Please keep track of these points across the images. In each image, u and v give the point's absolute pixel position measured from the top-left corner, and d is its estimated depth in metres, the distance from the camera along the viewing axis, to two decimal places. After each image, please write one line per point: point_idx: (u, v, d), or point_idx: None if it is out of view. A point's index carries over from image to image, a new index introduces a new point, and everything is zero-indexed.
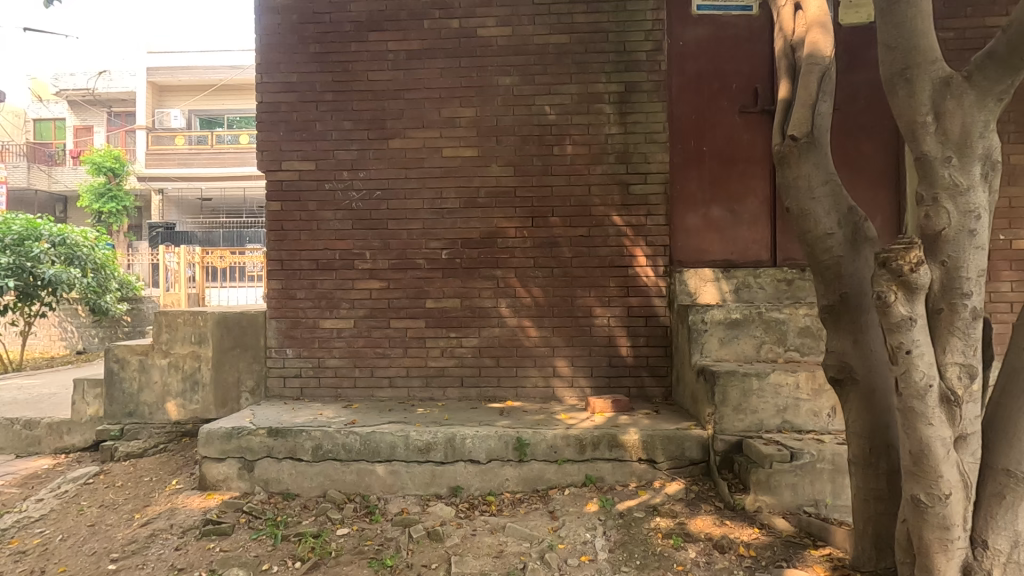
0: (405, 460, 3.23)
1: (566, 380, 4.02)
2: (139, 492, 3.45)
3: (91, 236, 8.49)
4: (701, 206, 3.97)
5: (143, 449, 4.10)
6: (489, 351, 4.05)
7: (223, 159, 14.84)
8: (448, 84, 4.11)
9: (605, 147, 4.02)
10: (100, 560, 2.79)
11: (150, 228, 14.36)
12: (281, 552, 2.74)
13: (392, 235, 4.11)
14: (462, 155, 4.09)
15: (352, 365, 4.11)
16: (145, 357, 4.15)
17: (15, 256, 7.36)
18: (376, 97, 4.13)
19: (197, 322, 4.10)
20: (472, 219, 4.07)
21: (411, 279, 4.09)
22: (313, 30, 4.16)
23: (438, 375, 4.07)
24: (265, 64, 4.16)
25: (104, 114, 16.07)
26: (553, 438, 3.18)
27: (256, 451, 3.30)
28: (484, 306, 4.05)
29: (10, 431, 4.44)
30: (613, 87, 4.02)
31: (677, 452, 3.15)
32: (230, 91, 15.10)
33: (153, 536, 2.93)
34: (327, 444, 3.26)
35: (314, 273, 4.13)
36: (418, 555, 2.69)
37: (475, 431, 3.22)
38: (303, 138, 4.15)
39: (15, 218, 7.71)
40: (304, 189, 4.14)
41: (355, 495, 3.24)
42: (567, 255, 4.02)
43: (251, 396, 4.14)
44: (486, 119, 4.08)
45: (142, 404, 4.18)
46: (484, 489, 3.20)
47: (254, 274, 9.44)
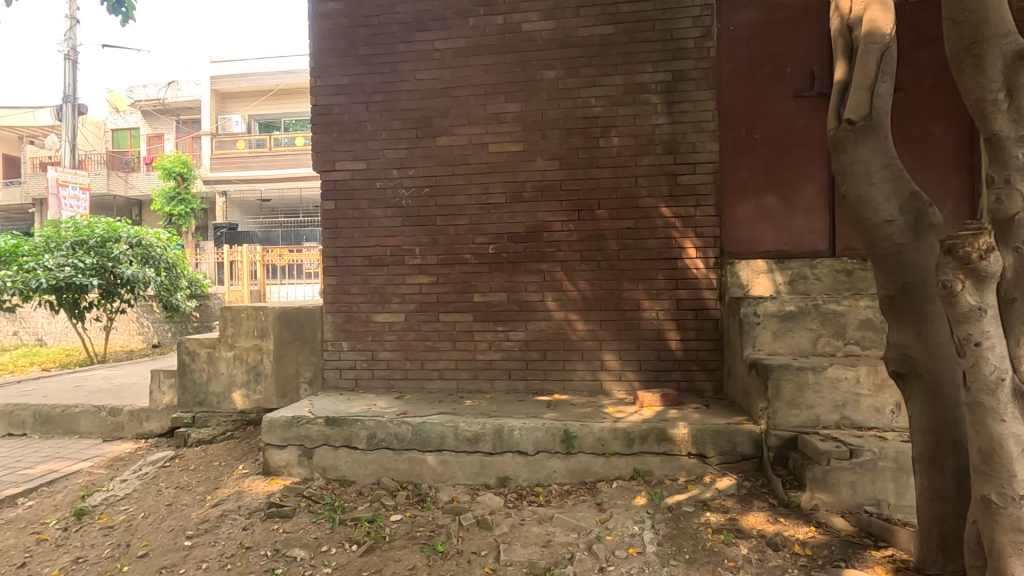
0: (455, 450, 3.31)
1: (613, 374, 4.00)
2: (210, 476, 3.69)
3: (164, 236, 9.05)
4: (753, 195, 3.85)
5: (212, 436, 4.40)
6: (536, 344, 4.08)
7: (280, 161, 15.58)
8: (494, 81, 4.15)
9: (651, 138, 3.96)
10: (177, 536, 3.00)
11: (216, 228, 15.27)
12: (339, 535, 2.87)
13: (440, 231, 4.20)
14: (508, 151, 4.12)
15: (403, 357, 4.24)
16: (212, 350, 4.43)
17: (98, 256, 8.03)
18: (423, 96, 4.23)
19: (259, 317, 4.33)
20: (518, 214, 4.10)
21: (459, 274, 4.16)
22: (362, 33, 4.29)
23: (485, 368, 4.14)
24: (317, 68, 4.33)
25: (173, 122, 17.17)
26: (600, 431, 3.19)
27: (314, 439, 3.47)
28: (530, 300, 4.09)
29: (96, 418, 4.83)
30: (659, 76, 3.95)
31: (728, 447, 3.09)
32: (287, 95, 15.81)
33: (223, 516, 3.13)
34: (381, 434, 3.39)
35: (367, 269, 4.28)
36: (468, 542, 2.75)
37: (522, 422, 3.27)
38: (354, 139, 4.30)
39: (98, 221, 8.33)
40: (355, 187, 4.29)
41: (407, 483, 3.35)
42: (613, 248, 3.99)
43: (309, 387, 4.36)
44: (532, 113, 4.10)
45: (210, 394, 4.47)
46: (532, 480, 3.25)
47: (311, 271, 9.88)
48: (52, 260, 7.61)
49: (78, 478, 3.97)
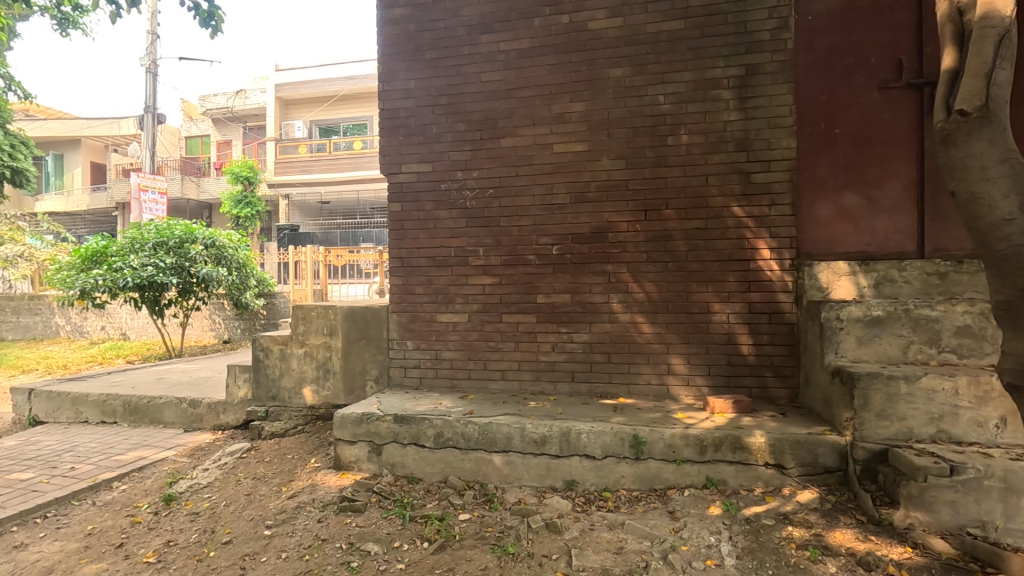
0: (521, 452, 3.30)
1: (681, 378, 3.89)
2: (284, 468, 3.84)
3: (235, 237, 9.51)
4: (832, 194, 3.66)
5: (285, 429, 4.59)
6: (600, 346, 4.03)
7: (339, 165, 16.17)
8: (558, 81, 4.12)
9: (723, 135, 3.83)
10: (257, 525, 3.13)
11: (279, 230, 15.99)
12: (410, 532, 2.92)
13: (503, 232, 4.20)
14: (572, 151, 4.09)
15: (466, 357, 4.27)
16: (284, 347, 4.63)
17: (177, 257, 8.54)
18: (487, 98, 4.25)
19: (328, 315, 4.49)
20: (583, 214, 4.06)
21: (522, 274, 4.16)
22: (428, 38, 4.36)
23: (549, 370, 4.12)
24: (385, 72, 4.42)
25: (241, 129, 18.09)
26: (671, 437, 3.10)
27: (383, 436, 3.54)
28: (595, 302, 4.03)
29: (178, 409, 5.12)
30: (732, 71, 3.81)
31: (810, 458, 2.94)
32: (346, 101, 16.41)
33: (299, 508, 3.24)
34: (448, 433, 3.42)
35: (431, 270, 4.34)
36: (538, 545, 2.74)
37: (590, 426, 3.22)
38: (420, 141, 4.37)
39: (177, 223, 8.86)
40: (420, 189, 4.36)
41: (473, 482, 3.38)
42: (682, 249, 3.88)
43: (375, 384, 4.47)
44: (598, 112, 4.04)
45: (282, 389, 4.65)
46: (599, 485, 3.20)
47: (369, 271, 10.27)
48: (136, 260, 8.14)
49: (164, 465, 4.22)
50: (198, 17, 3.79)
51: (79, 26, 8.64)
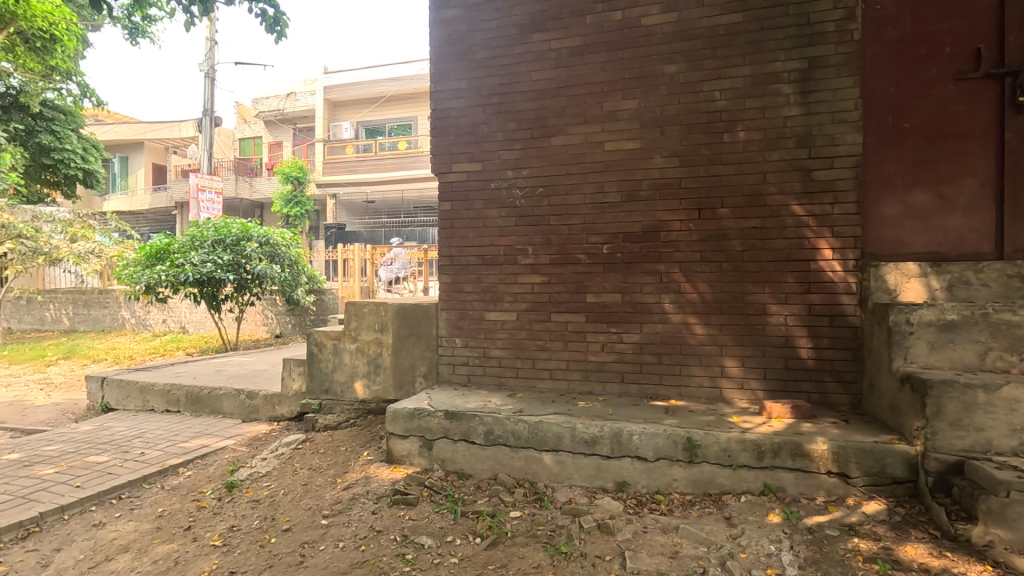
0: (572, 451, 3.29)
1: (735, 381, 3.80)
2: (339, 460, 3.95)
3: (288, 235, 9.84)
4: (901, 191, 3.49)
5: (337, 422, 4.72)
6: (651, 347, 3.96)
7: (384, 165, 16.53)
8: (610, 78, 4.08)
9: (782, 131, 3.70)
10: (315, 514, 3.23)
11: (327, 229, 16.48)
12: (462, 527, 2.96)
13: (553, 230, 4.19)
14: (624, 149, 4.04)
15: (514, 356, 4.28)
16: (337, 342, 4.76)
17: (233, 254, 8.90)
18: (538, 97, 4.24)
19: (379, 312, 4.59)
20: (634, 213, 4.00)
21: (572, 273, 4.14)
22: (480, 37, 4.39)
23: (597, 370, 4.09)
24: (437, 73, 4.48)
25: (291, 130, 18.69)
26: (727, 441, 3.03)
27: (434, 431, 3.60)
28: (646, 302, 3.97)
29: (236, 400, 5.34)
30: (793, 65, 3.68)
31: (876, 468, 2.82)
32: (391, 102, 16.77)
33: (354, 499, 3.33)
34: (498, 430, 3.44)
35: (480, 268, 4.37)
36: (591, 545, 2.72)
37: (642, 428, 3.17)
38: (470, 141, 4.41)
39: (234, 222, 9.24)
40: (470, 189, 4.40)
41: (523, 480, 3.39)
42: (737, 249, 3.78)
43: (424, 380, 4.55)
44: (651, 109, 3.98)
45: (335, 383, 4.79)
46: (651, 488, 3.16)
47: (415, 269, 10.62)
48: (196, 257, 8.53)
49: (225, 454, 4.41)
50: (265, 23, 3.93)
51: (147, 36, 9.13)
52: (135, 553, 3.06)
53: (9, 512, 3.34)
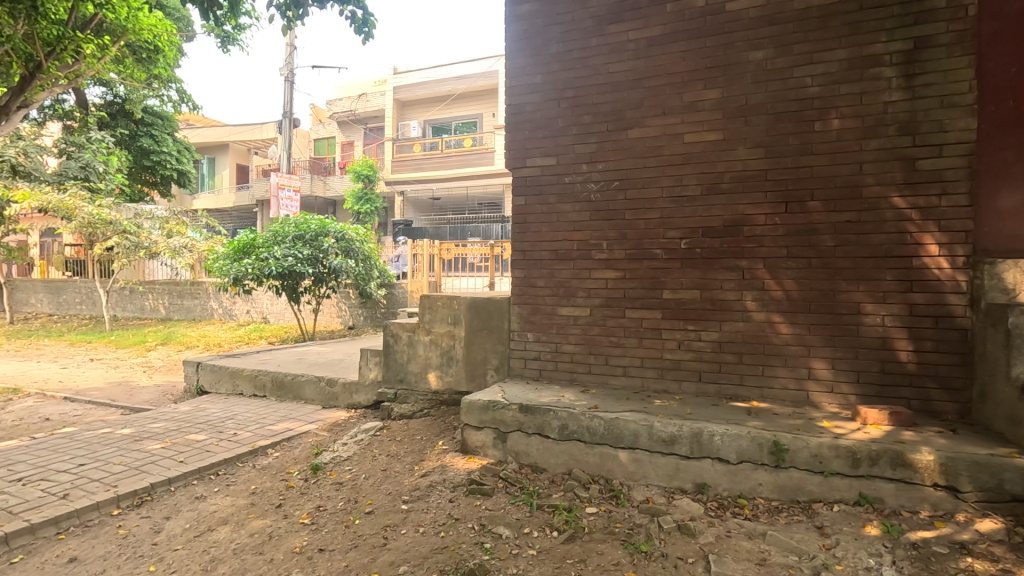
0: (649, 450, 3.23)
1: (824, 384, 3.59)
2: (415, 448, 4.07)
3: (361, 231, 10.21)
4: (1021, 180, 3.12)
5: (412, 411, 4.87)
6: (731, 346, 3.82)
7: (450, 162, 16.86)
8: (691, 67, 3.95)
9: (882, 118, 3.46)
10: (395, 499, 3.34)
11: (395, 225, 17.04)
12: (538, 520, 2.98)
13: (629, 225, 4.11)
14: (705, 140, 3.90)
15: (587, 352, 4.24)
16: (412, 334, 4.90)
17: (312, 248, 9.35)
18: (615, 89, 4.17)
19: (453, 305, 4.69)
20: (715, 206, 3.86)
21: (648, 269, 4.05)
22: (556, 30, 4.37)
23: (673, 369, 3.98)
24: (512, 68, 4.50)
25: (362, 130, 19.40)
26: (818, 446, 2.87)
27: (508, 424, 3.63)
28: (726, 299, 3.82)
29: (317, 386, 5.61)
30: (896, 46, 3.43)
31: (992, 483, 2.59)
32: (457, 100, 17.10)
33: (431, 486, 3.42)
34: (573, 425, 3.42)
35: (553, 263, 4.36)
36: (672, 546, 2.66)
37: (724, 429, 3.06)
38: (544, 135, 4.40)
39: (312, 218, 9.71)
40: (544, 183, 4.39)
41: (598, 477, 3.36)
42: (828, 244, 3.57)
43: (496, 373, 4.59)
44: (735, 99, 3.82)
45: (409, 373, 4.93)
46: (734, 491, 3.05)
47: (478, 265, 10.49)
48: (279, 251, 9.04)
49: (309, 437, 4.65)
50: (354, 25, 4.09)
51: (237, 43, 9.73)
52: (234, 525, 3.28)
53: (126, 481, 3.67)
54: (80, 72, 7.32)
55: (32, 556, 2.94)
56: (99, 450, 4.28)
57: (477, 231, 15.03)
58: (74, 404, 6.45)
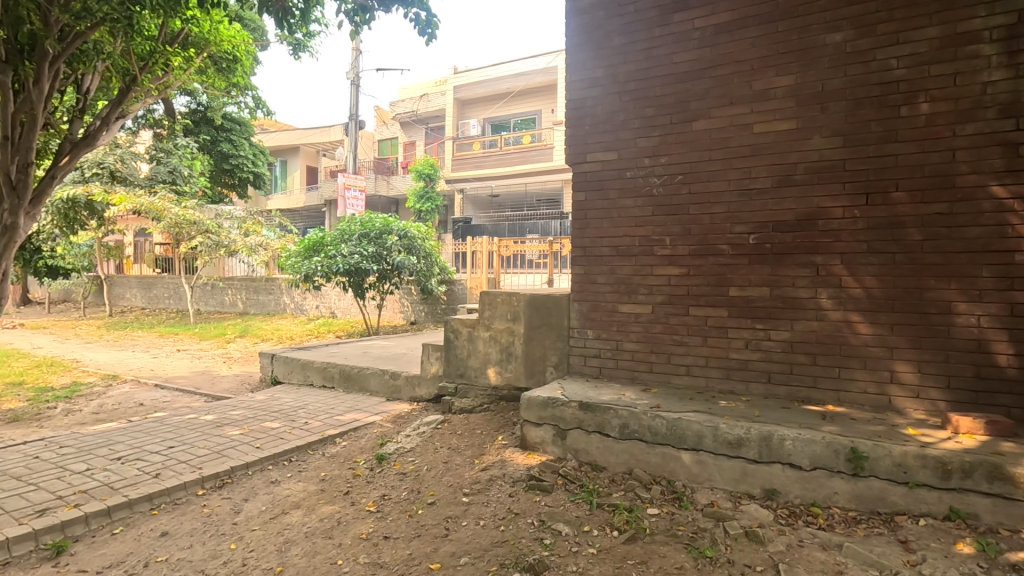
0: (714, 452, 3.12)
1: (909, 389, 3.35)
2: (475, 441, 4.14)
3: (424, 229, 10.42)
4: None
5: (472, 406, 4.95)
6: (804, 346, 3.63)
7: (509, 159, 16.95)
8: (762, 54, 3.77)
9: (980, 100, 3.17)
10: (456, 492, 3.41)
11: (455, 223, 17.36)
12: (598, 518, 2.95)
13: (693, 220, 3.99)
14: (776, 130, 3.72)
15: (648, 350, 4.15)
16: (472, 329, 4.98)
17: (376, 246, 9.68)
18: (679, 81, 4.05)
19: (512, 301, 4.73)
20: (787, 199, 3.67)
21: (713, 265, 3.91)
22: (618, 22, 4.28)
23: (740, 369, 3.83)
24: (572, 63, 4.46)
25: (423, 130, 19.85)
26: (902, 455, 2.68)
27: (568, 421, 3.61)
28: (799, 297, 3.63)
29: (381, 379, 5.80)
30: (996, 21, 3.13)
31: None
32: (516, 97, 17.18)
33: (491, 480, 3.46)
34: (634, 425, 3.36)
35: (614, 259, 4.29)
36: (738, 552, 2.58)
37: (796, 433, 2.91)
38: (605, 130, 4.33)
39: (377, 216, 10.04)
40: (605, 178, 4.33)
41: (660, 477, 3.29)
42: (915, 238, 3.31)
43: (555, 370, 4.57)
44: (810, 85, 3.62)
45: (469, 368, 5.01)
46: (807, 499, 2.91)
47: (536, 261, 10.51)
48: (345, 249, 9.43)
49: (374, 428, 4.82)
50: (418, 27, 4.18)
51: (307, 50, 10.19)
52: (305, 509, 3.45)
53: (209, 464, 3.94)
54: (168, 83, 7.91)
55: (129, 528, 3.22)
56: (186, 434, 4.61)
57: (535, 228, 15.03)
58: (164, 391, 6.99)
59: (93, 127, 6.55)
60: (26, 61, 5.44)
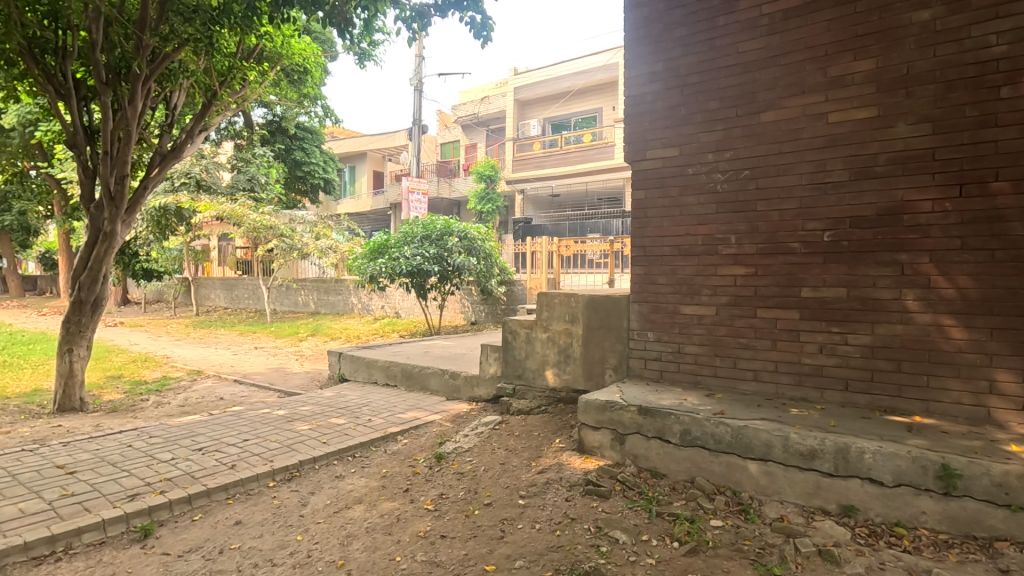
0: (784, 463, 2.94)
1: (1011, 401, 3.02)
2: (533, 443, 4.12)
3: (485, 229, 10.47)
4: None
5: (530, 408, 4.94)
6: (886, 352, 3.35)
7: (569, 159, 16.79)
8: (837, 38, 3.52)
9: None
10: (513, 494, 3.40)
11: (516, 223, 17.43)
12: (657, 528, 2.86)
13: (761, 217, 3.78)
14: (854, 118, 3.46)
15: (713, 353, 3.98)
16: (530, 330, 4.96)
17: (438, 247, 9.87)
18: (744, 71, 3.86)
19: (570, 302, 4.67)
20: (867, 193, 3.41)
21: (783, 264, 3.69)
22: (679, 14, 4.13)
23: (814, 375, 3.59)
24: (631, 58, 4.34)
25: (484, 132, 20.09)
26: (1003, 475, 2.42)
27: (627, 426, 3.52)
28: (881, 299, 3.36)
29: (441, 378, 5.90)
30: None
31: None
32: (576, 96, 17.05)
33: (548, 484, 3.43)
34: (696, 431, 3.22)
35: (676, 259, 4.14)
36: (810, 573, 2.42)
37: (877, 446, 2.69)
38: (666, 125, 4.19)
39: (439, 218, 10.19)
40: (666, 175, 4.18)
41: (725, 488, 3.14)
42: (1019, 234, 2.98)
43: (614, 372, 4.47)
44: (892, 69, 3.34)
45: (527, 369, 4.99)
46: (889, 518, 2.68)
47: (597, 261, 10.36)
48: (408, 251, 9.71)
49: (434, 427, 4.90)
50: (473, 30, 4.21)
51: (372, 59, 10.54)
52: (367, 505, 3.55)
53: (280, 457, 4.14)
54: (245, 97, 8.42)
55: (207, 516, 3.43)
56: (260, 428, 4.88)
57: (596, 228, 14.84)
58: (242, 386, 7.44)
59: (180, 140, 7.07)
60: (122, 83, 6.05)
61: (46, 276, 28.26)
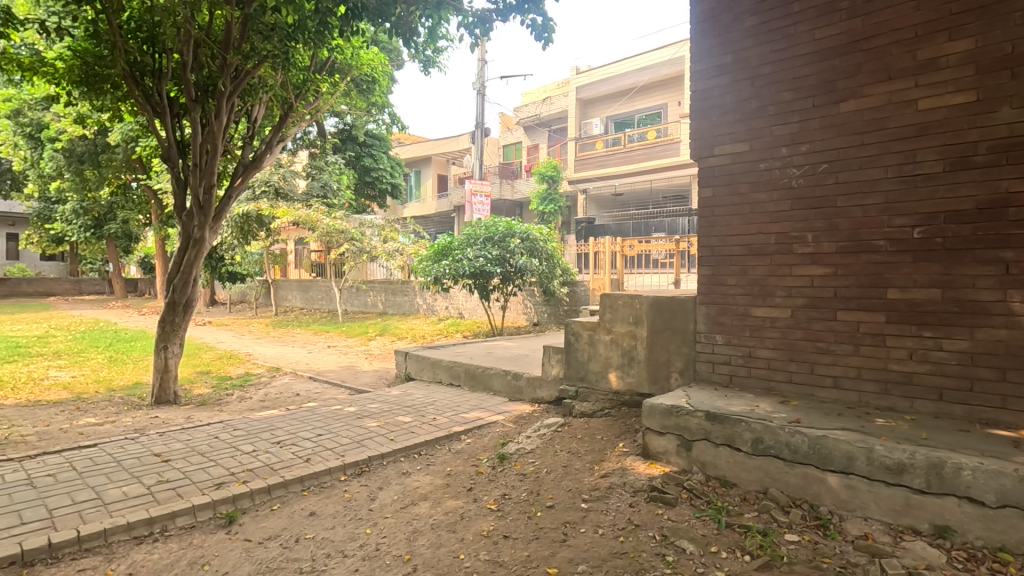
0: (868, 477, 2.74)
1: None
2: (596, 447, 4.07)
3: (547, 230, 10.47)
4: None
5: (593, 410, 4.88)
6: (987, 359, 3.05)
7: (635, 157, 16.39)
8: (929, 18, 3.25)
9: None
10: (575, 497, 3.37)
11: (579, 223, 17.27)
12: (727, 539, 2.74)
13: (841, 213, 3.55)
14: (948, 104, 3.18)
15: (787, 358, 3.78)
16: (593, 332, 4.90)
17: (500, 249, 9.96)
18: (822, 58, 3.64)
19: (634, 304, 4.57)
20: (963, 185, 3.12)
21: (867, 264, 3.44)
22: (750, 2, 3.96)
23: (902, 383, 3.33)
24: (698, 51, 4.21)
25: (546, 133, 20.09)
26: None
27: (693, 432, 3.40)
28: (981, 301, 3.07)
29: (504, 379, 5.94)
30: None
31: None
32: (640, 92, 16.70)
33: (611, 488, 3.37)
34: (769, 440, 3.07)
35: (746, 259, 3.96)
36: None
37: (977, 462, 2.46)
38: (735, 119, 4.02)
39: (501, 220, 10.28)
40: (736, 171, 4.02)
41: (801, 501, 2.97)
42: None
43: (680, 376, 4.34)
44: (994, 48, 3.05)
45: (590, 371, 4.94)
46: (992, 542, 2.44)
47: (663, 261, 10.08)
48: (471, 253, 9.87)
49: (496, 427, 4.95)
50: (535, 32, 4.22)
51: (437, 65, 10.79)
52: (432, 502, 3.63)
53: (350, 452, 4.32)
54: (318, 108, 8.86)
55: (284, 506, 3.63)
56: (332, 424, 5.10)
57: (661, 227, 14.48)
58: (316, 383, 7.83)
59: (260, 151, 7.53)
60: (210, 100, 6.53)
61: (146, 279, 30.88)
